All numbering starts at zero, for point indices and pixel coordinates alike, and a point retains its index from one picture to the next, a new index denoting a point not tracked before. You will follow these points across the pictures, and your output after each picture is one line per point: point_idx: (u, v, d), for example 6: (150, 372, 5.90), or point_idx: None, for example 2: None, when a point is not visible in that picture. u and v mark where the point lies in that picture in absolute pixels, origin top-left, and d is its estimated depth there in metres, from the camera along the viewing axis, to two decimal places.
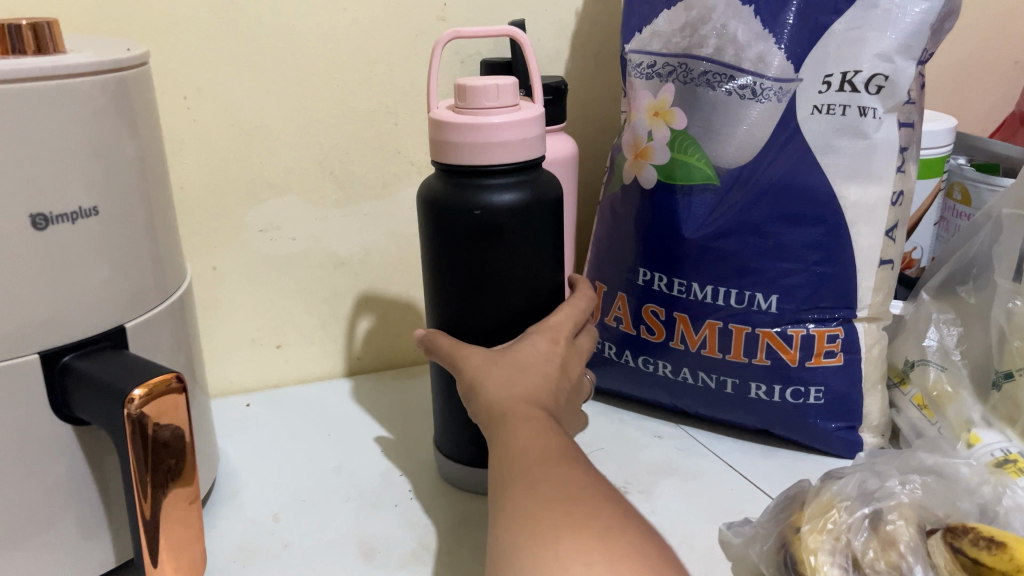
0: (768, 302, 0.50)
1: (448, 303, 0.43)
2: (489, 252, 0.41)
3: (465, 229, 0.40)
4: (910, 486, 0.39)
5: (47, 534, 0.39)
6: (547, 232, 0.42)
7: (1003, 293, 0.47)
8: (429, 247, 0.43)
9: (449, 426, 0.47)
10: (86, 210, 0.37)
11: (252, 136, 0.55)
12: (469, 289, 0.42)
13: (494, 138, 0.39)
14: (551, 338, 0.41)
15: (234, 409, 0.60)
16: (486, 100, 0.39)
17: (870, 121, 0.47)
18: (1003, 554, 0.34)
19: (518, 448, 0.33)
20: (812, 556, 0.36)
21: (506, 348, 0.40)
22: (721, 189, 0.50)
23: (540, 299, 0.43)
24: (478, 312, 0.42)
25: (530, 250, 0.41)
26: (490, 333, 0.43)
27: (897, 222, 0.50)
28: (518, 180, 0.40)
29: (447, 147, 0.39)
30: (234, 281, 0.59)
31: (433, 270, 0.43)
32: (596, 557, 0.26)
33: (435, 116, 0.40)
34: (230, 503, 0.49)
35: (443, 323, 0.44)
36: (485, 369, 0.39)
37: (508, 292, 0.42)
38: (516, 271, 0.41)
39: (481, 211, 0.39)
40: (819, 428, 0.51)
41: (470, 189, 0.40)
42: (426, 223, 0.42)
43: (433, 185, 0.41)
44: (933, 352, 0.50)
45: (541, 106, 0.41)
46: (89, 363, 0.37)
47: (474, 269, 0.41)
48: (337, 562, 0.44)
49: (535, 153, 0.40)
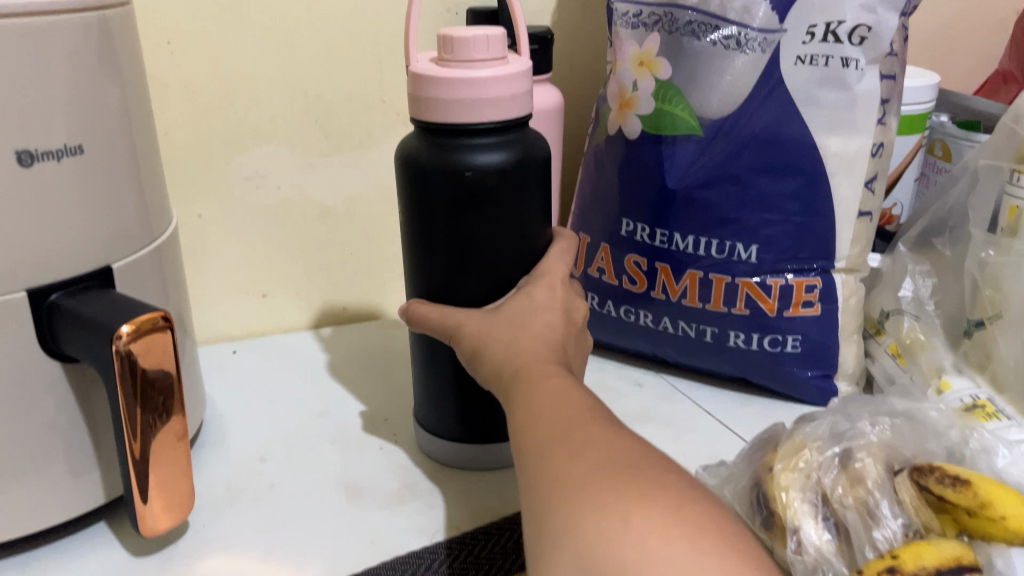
0: (748, 252, 0.51)
1: (435, 270, 0.42)
2: (481, 216, 0.39)
3: (455, 194, 0.39)
4: (879, 427, 0.40)
5: (37, 469, 0.39)
6: (536, 192, 0.41)
7: (976, 243, 0.47)
8: (412, 212, 0.41)
9: (438, 407, 0.45)
10: (71, 148, 0.37)
11: (237, 83, 0.55)
12: (458, 254, 0.40)
13: (487, 93, 0.37)
14: (547, 286, 0.41)
15: (220, 355, 0.61)
16: (476, 52, 0.38)
17: (852, 72, 0.47)
18: (967, 491, 0.35)
19: (553, 410, 0.31)
20: (784, 493, 0.37)
21: (500, 306, 0.40)
22: (704, 139, 0.50)
23: (529, 258, 0.42)
24: (469, 277, 0.41)
25: (521, 210, 0.40)
26: (481, 297, 0.41)
27: (876, 174, 0.50)
28: (506, 141, 0.39)
29: (435, 103, 0.38)
30: (218, 229, 0.59)
31: (417, 237, 0.41)
32: (673, 531, 0.24)
33: (420, 71, 0.38)
34: (217, 445, 0.50)
35: (428, 291, 0.43)
36: (486, 329, 0.38)
37: (498, 254, 0.41)
38: (504, 234, 0.40)
39: (475, 174, 0.38)
40: (795, 376, 0.52)
41: (459, 150, 0.38)
42: (409, 188, 0.40)
43: (412, 146, 0.40)
44: (908, 302, 0.51)
45: (528, 60, 0.40)
46: (76, 301, 0.37)
47: (464, 233, 0.40)
48: (322, 501, 0.45)
49: (523, 110, 0.39)
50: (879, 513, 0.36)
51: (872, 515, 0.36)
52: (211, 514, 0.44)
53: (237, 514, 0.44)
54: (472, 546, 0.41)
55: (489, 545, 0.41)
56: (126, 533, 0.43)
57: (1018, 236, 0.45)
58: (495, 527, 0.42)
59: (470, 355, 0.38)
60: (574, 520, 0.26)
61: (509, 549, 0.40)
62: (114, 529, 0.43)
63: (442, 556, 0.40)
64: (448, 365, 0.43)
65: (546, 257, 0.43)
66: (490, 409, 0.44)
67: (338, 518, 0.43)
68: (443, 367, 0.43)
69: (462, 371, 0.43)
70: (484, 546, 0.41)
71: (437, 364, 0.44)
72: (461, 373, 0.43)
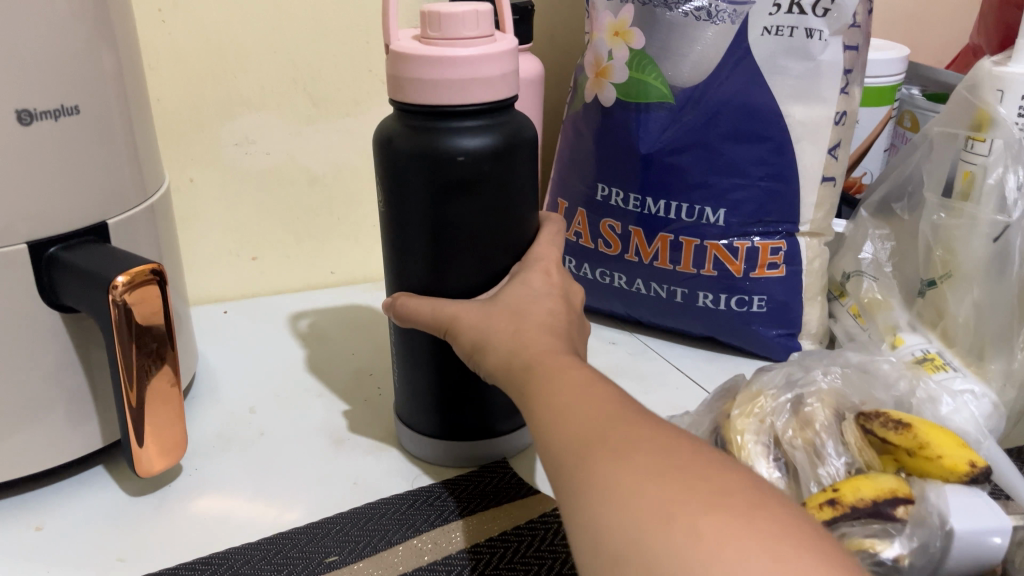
0: (717, 216, 0.53)
1: (421, 261, 0.37)
2: (475, 202, 0.35)
3: (446, 181, 0.34)
4: (831, 376, 0.43)
5: (37, 415, 0.41)
6: (526, 175, 0.37)
7: (930, 207, 0.50)
8: (395, 201, 0.37)
9: (427, 408, 0.42)
10: (68, 109, 0.39)
11: (227, 51, 0.57)
12: (449, 245, 0.36)
13: (479, 73, 0.33)
14: (542, 272, 0.37)
15: (212, 316, 0.63)
16: (466, 29, 0.33)
17: (816, 43, 0.49)
18: (908, 432, 0.38)
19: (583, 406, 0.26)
20: (739, 435, 0.40)
21: (495, 294, 0.36)
22: (676, 106, 0.52)
23: (521, 245, 0.39)
24: (459, 268, 0.37)
25: (514, 195, 0.37)
26: (473, 289, 0.38)
27: (840, 141, 0.52)
28: (496, 123, 0.35)
29: (420, 85, 0.33)
30: (210, 193, 0.61)
31: (400, 227, 0.37)
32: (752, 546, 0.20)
33: (403, 50, 0.33)
34: (208, 397, 0.52)
35: (412, 285, 0.38)
36: (485, 320, 0.34)
37: (487, 244, 0.37)
38: (493, 222, 0.36)
39: (467, 158, 0.34)
40: (761, 335, 0.55)
41: (447, 133, 0.34)
42: (390, 174, 0.36)
43: (389, 127, 0.36)
44: (868, 265, 0.54)
45: (515, 38, 0.36)
46: (73, 254, 0.39)
47: (455, 222, 0.36)
48: (308, 448, 0.47)
49: (511, 92, 0.35)
50: (825, 452, 0.39)
51: (818, 454, 0.39)
52: (204, 459, 0.46)
53: (227, 459, 0.46)
54: (455, 489, 0.42)
55: (471, 487, 0.42)
56: (124, 476, 0.45)
57: (970, 199, 0.48)
58: (491, 468, 0.44)
59: (469, 349, 0.34)
60: (642, 537, 0.21)
61: (491, 491, 0.42)
62: (111, 472, 0.45)
63: (425, 496, 0.42)
64: (437, 360, 0.40)
65: (537, 242, 0.39)
66: (488, 399, 0.41)
67: (323, 462, 0.46)
68: (432, 366, 0.41)
69: (454, 368, 0.40)
70: (466, 488, 0.42)
71: (426, 361, 0.41)
72: (452, 367, 0.40)
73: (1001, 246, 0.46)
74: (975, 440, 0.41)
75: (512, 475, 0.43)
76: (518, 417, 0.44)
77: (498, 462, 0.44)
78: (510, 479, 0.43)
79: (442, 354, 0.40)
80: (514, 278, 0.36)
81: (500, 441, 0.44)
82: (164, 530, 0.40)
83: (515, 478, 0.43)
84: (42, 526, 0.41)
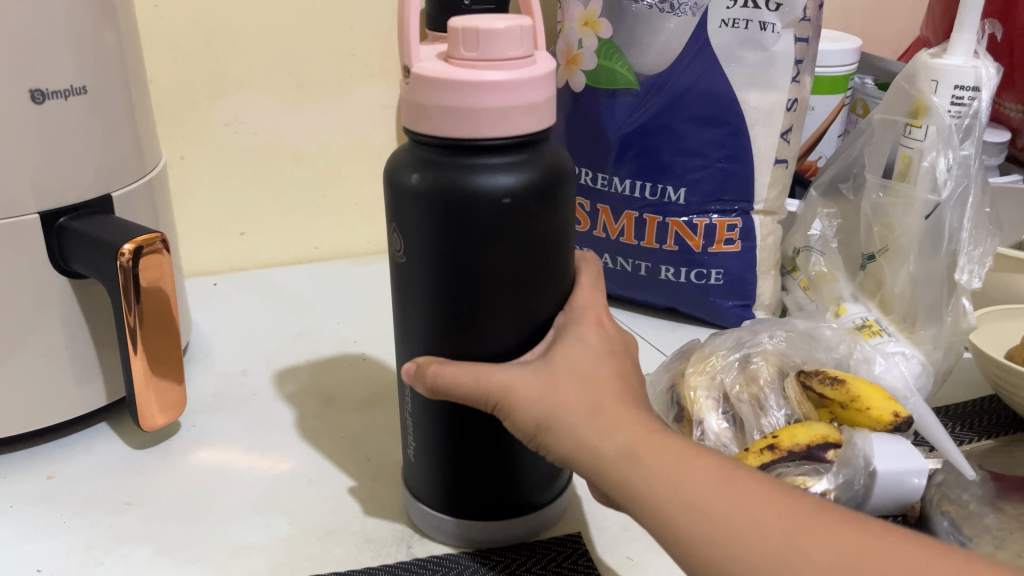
0: (677, 194, 0.57)
1: (450, 319, 0.32)
2: (518, 247, 0.31)
3: (487, 225, 0.30)
4: (776, 338, 0.48)
5: (48, 375, 0.44)
6: (563, 216, 0.32)
7: (871, 187, 0.54)
8: (419, 251, 0.31)
9: (453, 487, 0.37)
10: (76, 89, 0.41)
11: (217, 35, 0.60)
12: (487, 298, 0.31)
13: (526, 100, 0.29)
14: (594, 325, 0.34)
15: (202, 287, 0.66)
16: (510, 48, 0.29)
17: (769, 35, 0.53)
18: (842, 388, 0.42)
19: (682, 465, 0.28)
20: (693, 392, 0.44)
21: (547, 355, 0.32)
22: (641, 93, 0.56)
23: (559, 293, 0.34)
24: (498, 324, 0.32)
25: (557, 238, 0.33)
26: (515, 345, 0.33)
27: (791, 126, 0.57)
28: (528, 158, 0.30)
29: (460, 114, 0.29)
30: (201, 170, 0.64)
31: (424, 281, 0.32)
32: None
33: (439, 74, 0.29)
34: (202, 361, 0.56)
35: (435, 346, 0.33)
36: (551, 392, 0.30)
37: (523, 296, 0.32)
38: (528, 270, 0.32)
39: (512, 197, 0.30)
40: (718, 306, 0.60)
41: (473, 170, 0.29)
42: (413, 219, 0.31)
43: (402, 160, 0.31)
44: (816, 240, 0.58)
45: (544, 52, 0.32)
46: (81, 224, 0.42)
47: (496, 272, 0.31)
48: (298, 407, 0.51)
49: (549, 120, 0.31)
50: (768, 405, 0.43)
51: (761, 406, 0.43)
52: (200, 417, 0.50)
53: (223, 416, 0.50)
54: (511, 561, 0.37)
55: (525, 564, 0.37)
56: (125, 431, 0.48)
57: (907, 180, 0.52)
58: (563, 540, 0.39)
59: (533, 428, 0.31)
60: None
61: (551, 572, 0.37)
62: (113, 428, 0.49)
63: (474, 567, 0.37)
64: (467, 431, 0.35)
65: (578, 290, 0.35)
66: (528, 468, 0.36)
67: (314, 417, 0.50)
68: (460, 439, 0.35)
69: (490, 437, 0.35)
70: (523, 564, 0.37)
71: (452, 435, 0.35)
72: (487, 439, 0.35)
73: (933, 223, 0.51)
74: (902, 396, 0.45)
75: (580, 554, 0.38)
76: (558, 482, 0.39)
77: (571, 535, 0.39)
78: (578, 562, 0.38)
79: (473, 427, 0.35)
80: (561, 336, 0.33)
81: (541, 513, 0.38)
82: (167, 479, 0.44)
83: (584, 557, 0.38)
84: (53, 475, 0.44)
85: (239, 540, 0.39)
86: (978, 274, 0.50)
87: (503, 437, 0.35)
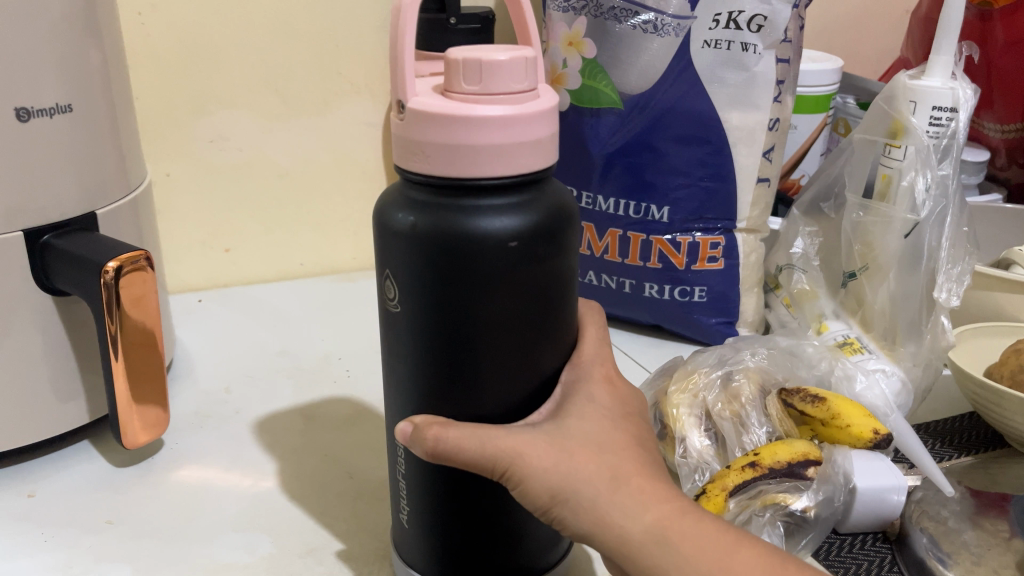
0: (661, 213, 0.58)
1: (447, 373, 0.30)
2: (522, 294, 0.29)
3: (488, 270, 0.28)
4: (758, 356, 0.48)
5: (29, 392, 0.44)
6: (566, 260, 0.31)
7: (852, 205, 0.55)
8: (415, 300, 0.30)
9: (450, 558, 0.34)
10: (62, 107, 0.41)
11: (203, 54, 0.60)
12: (488, 351, 0.30)
13: (530, 135, 0.28)
14: (604, 381, 0.33)
15: (187, 304, 0.66)
16: (514, 82, 0.28)
17: (751, 56, 0.54)
18: (823, 405, 0.42)
19: (726, 558, 0.28)
20: (675, 409, 0.44)
21: (556, 415, 0.31)
22: (624, 112, 0.56)
23: (562, 342, 0.33)
24: (499, 378, 0.31)
25: (562, 284, 0.31)
26: (518, 399, 0.31)
27: (773, 145, 0.57)
28: (530, 199, 0.29)
29: (462, 151, 0.27)
30: (186, 188, 0.64)
31: (420, 333, 0.30)
32: None
33: (440, 109, 0.27)
34: (186, 379, 0.55)
35: (429, 400, 0.31)
36: (568, 461, 0.29)
37: (525, 345, 0.31)
38: (530, 317, 0.30)
39: (516, 240, 0.28)
40: (702, 323, 0.60)
41: (472, 212, 0.28)
42: (408, 266, 0.29)
43: (395, 200, 0.30)
44: (798, 258, 0.59)
45: (544, 85, 0.32)
46: (64, 241, 0.42)
47: (499, 322, 0.29)
48: (282, 425, 0.51)
49: (551, 159, 0.30)
50: (749, 422, 0.44)
51: (743, 424, 0.44)
52: (183, 434, 0.49)
53: (206, 433, 0.50)
54: None
55: None
56: (107, 449, 0.48)
57: (886, 199, 0.53)
58: None
59: (547, 500, 0.29)
60: None
61: None
62: (96, 446, 0.48)
63: None
64: (462, 495, 0.33)
65: (583, 340, 0.35)
66: (529, 532, 0.34)
67: (297, 436, 0.50)
68: (456, 499, 0.33)
69: (486, 502, 0.33)
70: None
71: (446, 503, 0.33)
72: (482, 505, 0.33)
73: (912, 241, 0.52)
74: (882, 414, 0.45)
75: None
76: (560, 545, 0.36)
77: None
78: None
79: (469, 494, 0.33)
80: (570, 394, 0.32)
81: None
82: (149, 498, 0.44)
83: None
84: (34, 493, 0.44)
85: (219, 559, 0.39)
86: (957, 292, 0.51)
87: (499, 501, 0.33)
